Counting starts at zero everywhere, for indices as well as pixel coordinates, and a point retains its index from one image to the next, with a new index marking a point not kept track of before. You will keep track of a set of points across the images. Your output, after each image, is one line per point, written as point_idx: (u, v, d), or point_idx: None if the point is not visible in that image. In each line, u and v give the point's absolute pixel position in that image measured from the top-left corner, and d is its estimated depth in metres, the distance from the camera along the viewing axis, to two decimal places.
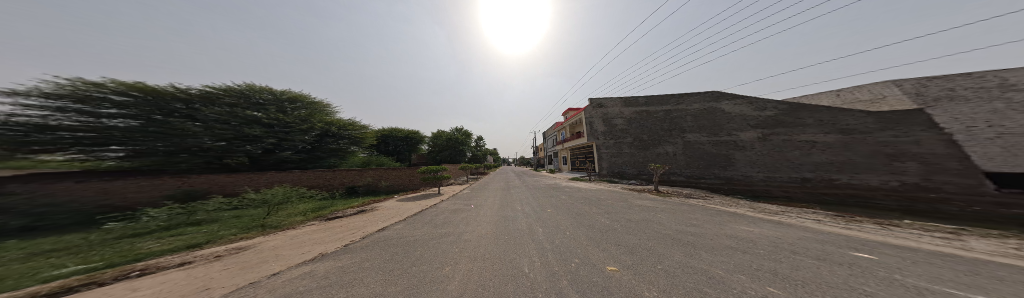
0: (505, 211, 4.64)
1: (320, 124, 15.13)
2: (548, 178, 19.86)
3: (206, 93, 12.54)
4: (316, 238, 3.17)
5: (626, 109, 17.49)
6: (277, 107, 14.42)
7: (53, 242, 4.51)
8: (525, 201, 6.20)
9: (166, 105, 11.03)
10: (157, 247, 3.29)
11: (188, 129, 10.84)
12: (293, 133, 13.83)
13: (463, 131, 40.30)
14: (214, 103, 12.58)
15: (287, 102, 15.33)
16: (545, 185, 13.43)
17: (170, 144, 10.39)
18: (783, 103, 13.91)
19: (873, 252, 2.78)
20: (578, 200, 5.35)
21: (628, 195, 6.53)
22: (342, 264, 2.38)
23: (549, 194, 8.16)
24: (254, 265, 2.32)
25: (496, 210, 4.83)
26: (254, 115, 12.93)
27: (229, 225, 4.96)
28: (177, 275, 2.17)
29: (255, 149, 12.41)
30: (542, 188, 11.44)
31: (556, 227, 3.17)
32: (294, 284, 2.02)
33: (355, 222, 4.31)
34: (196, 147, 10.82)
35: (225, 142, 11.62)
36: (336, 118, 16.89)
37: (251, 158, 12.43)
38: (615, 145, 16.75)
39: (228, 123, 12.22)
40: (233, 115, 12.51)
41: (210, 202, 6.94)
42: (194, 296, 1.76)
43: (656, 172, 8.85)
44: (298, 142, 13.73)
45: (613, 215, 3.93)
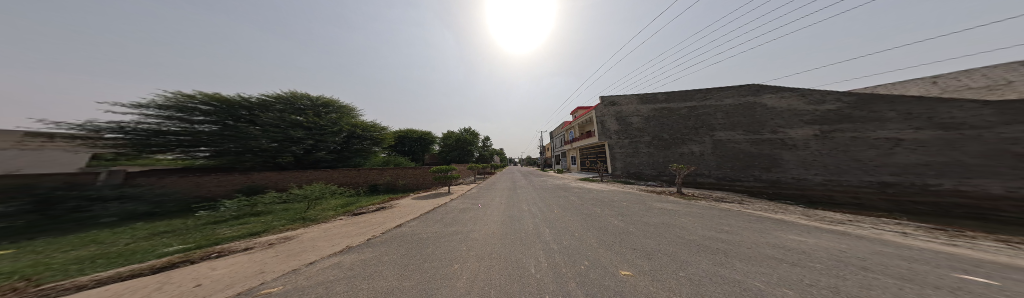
0: (513, 211, 4.63)
1: (348, 127, 16.32)
2: (558, 178, 19.40)
3: (263, 101, 14.43)
4: (345, 231, 3.53)
5: (644, 107, 16.47)
6: (314, 112, 16.04)
7: (162, 225, 5.73)
8: (534, 201, 6.14)
9: (235, 112, 13.15)
10: (229, 233, 3.97)
11: (251, 132, 12.69)
12: (327, 135, 15.15)
13: (471, 131, 41.55)
14: (268, 109, 14.31)
15: (321, 107, 16.93)
16: (553, 185, 13.09)
17: (239, 145, 12.37)
18: (848, 94, 11.41)
19: (992, 277, 2.18)
20: (589, 201, 5.14)
21: (645, 196, 6.13)
22: (365, 257, 2.60)
23: (558, 195, 7.98)
24: (296, 254, 2.67)
25: (505, 210, 4.91)
26: (297, 119, 14.50)
27: (278, 217, 5.74)
28: (241, 259, 2.59)
29: (299, 150, 13.89)
30: (549, 189, 11.21)
31: (566, 228, 3.09)
32: (326, 274, 2.29)
33: (376, 218, 4.73)
34: (257, 148, 12.56)
35: (277, 144, 13.16)
36: (361, 121, 18.12)
37: (296, 157, 14.01)
38: (630, 145, 15.93)
39: (279, 127, 13.86)
40: (282, 119, 14.12)
41: (266, 196, 8.09)
42: (253, 278, 2.11)
43: (679, 173, 8.12)
44: (330, 143, 15.04)
45: (629, 217, 3.72)
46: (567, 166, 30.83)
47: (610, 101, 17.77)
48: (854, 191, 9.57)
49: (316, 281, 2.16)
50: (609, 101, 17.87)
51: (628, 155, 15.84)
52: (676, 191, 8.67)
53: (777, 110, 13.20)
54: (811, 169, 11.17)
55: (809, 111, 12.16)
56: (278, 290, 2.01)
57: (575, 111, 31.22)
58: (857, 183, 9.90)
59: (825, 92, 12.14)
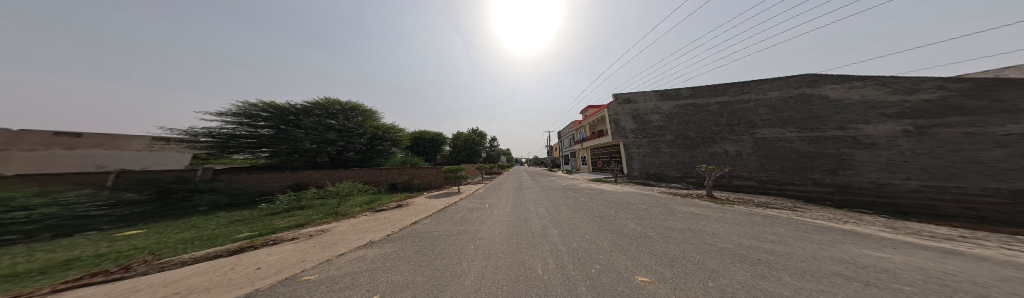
0: (520, 211, 4.61)
1: (371, 129, 17.55)
2: (568, 179, 18.73)
3: (305, 107, 16.36)
4: (368, 227, 3.89)
5: (664, 103, 15.20)
6: (343, 115, 17.57)
7: (235, 215, 6.95)
8: (542, 202, 6.08)
9: (285, 117, 15.36)
10: (279, 224, 4.64)
11: (296, 135, 14.64)
12: (354, 137, 16.49)
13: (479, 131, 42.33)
14: (309, 114, 16.30)
15: (350, 111, 18.38)
16: (563, 186, 12.68)
17: (289, 147, 14.45)
18: (957, 80, 8.52)
19: None
20: (601, 203, 4.89)
21: (665, 199, 5.61)
22: (384, 252, 2.83)
23: (566, 196, 7.70)
24: (331, 245, 3.04)
25: (514, 209, 4.97)
26: (330, 122, 15.97)
27: (316, 211, 6.52)
28: (286, 247, 3.01)
29: (333, 150, 15.46)
30: (556, 189, 10.87)
31: (576, 231, 2.98)
32: (353, 265, 2.56)
33: (394, 215, 5.08)
34: (302, 149, 14.52)
35: (317, 145, 14.92)
36: (383, 123, 19.36)
37: (331, 157, 15.68)
38: (649, 144, 14.89)
39: (318, 129, 15.55)
40: (320, 123, 15.76)
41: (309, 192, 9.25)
42: (296, 266, 2.48)
43: (709, 175, 7.32)
44: (357, 144, 16.45)
45: (648, 220, 3.46)
46: (577, 166, 29.71)
47: (625, 99, 16.81)
48: (972, 202, 6.78)
49: (344, 272, 2.43)
50: (623, 98, 16.97)
51: (648, 155, 14.78)
52: (705, 195, 7.74)
53: (844, 102, 10.51)
54: (897, 172, 8.46)
55: (893, 102, 9.36)
56: (314, 278, 2.32)
57: (585, 110, 30.06)
58: (977, 192, 7.08)
59: (918, 79, 9.27)
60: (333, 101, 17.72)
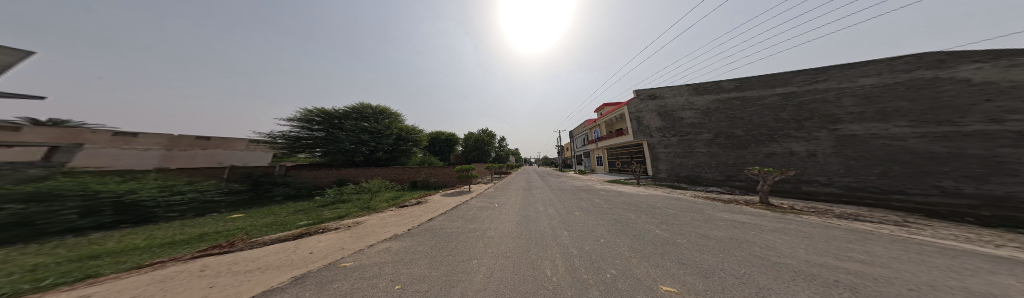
0: (528, 211, 4.57)
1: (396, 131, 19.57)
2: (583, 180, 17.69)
3: (346, 111, 19.03)
4: (394, 221, 4.35)
5: (699, 97, 13.36)
6: (375, 119, 19.94)
7: (295, 206, 8.40)
8: (552, 202, 5.91)
9: (332, 121, 18.04)
10: (326, 215, 5.49)
11: (339, 137, 17.07)
12: (382, 138, 18.56)
13: (489, 131, 43.11)
14: (348, 118, 18.85)
15: (380, 114, 20.77)
16: (576, 187, 12.09)
17: (333, 148, 16.82)
18: None
19: None
20: (619, 205, 4.52)
21: (700, 203, 4.86)
22: (405, 245, 3.13)
23: (577, 197, 7.32)
24: (364, 236, 3.49)
25: (524, 208, 4.93)
26: (364, 125, 18.27)
27: (354, 205, 7.49)
28: (329, 235, 3.56)
29: (366, 150, 17.54)
30: (566, 189, 10.44)
31: (587, 235, 2.83)
32: (380, 256, 2.90)
33: (414, 211, 5.53)
34: (343, 150, 16.78)
35: (354, 145, 17.15)
36: (406, 125, 21.42)
37: (365, 157, 17.68)
38: (681, 143, 13.25)
39: (355, 131, 17.89)
40: (357, 126, 18.12)
41: (347, 188, 10.57)
42: (339, 253, 2.93)
43: (766, 179, 6.05)
44: (385, 144, 18.45)
45: (677, 227, 3.04)
46: (591, 166, 28.10)
47: (649, 95, 15.39)
48: None
49: (373, 261, 2.78)
50: (646, 93, 15.61)
51: (677, 155, 13.22)
52: (759, 201, 6.43)
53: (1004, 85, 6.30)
54: None
55: None
56: (350, 265, 2.72)
57: (601, 108, 28.33)
58: None
59: None
60: (365, 106, 19.98)
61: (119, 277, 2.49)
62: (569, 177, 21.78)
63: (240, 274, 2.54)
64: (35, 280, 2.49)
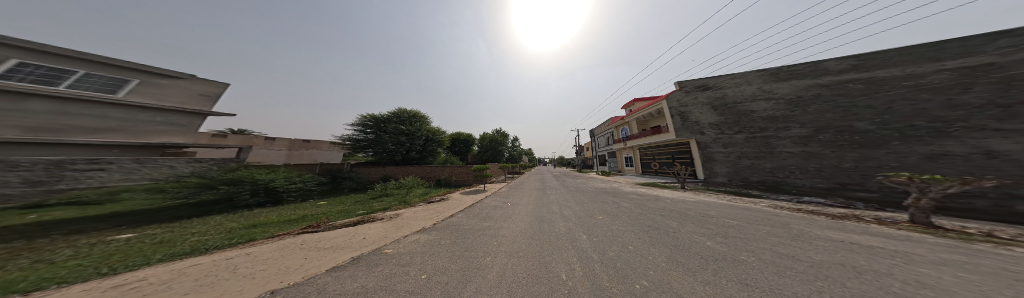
0: (542, 211, 4.50)
1: (427, 133, 19.92)
2: (607, 181, 15.70)
3: (385, 115, 20.01)
4: (423, 215, 4.92)
5: (784, 84, 9.60)
6: (408, 121, 20.48)
7: (354, 197, 10.34)
8: (567, 204, 5.55)
9: (375, 125, 19.27)
10: (376, 207, 6.65)
11: (382, 140, 18.47)
12: (414, 140, 19.24)
13: (501, 131, 43.44)
14: (388, 121, 19.86)
15: (413, 117, 21.19)
16: (595, 189, 10.93)
17: (378, 150, 18.46)
18: None
19: None
20: (653, 211, 3.87)
21: (782, 216, 3.59)
22: (432, 238, 3.48)
23: (595, 200, 6.62)
24: (401, 227, 4.08)
25: (540, 209, 4.80)
26: (400, 128, 19.07)
27: (395, 199, 8.78)
28: (376, 225, 4.29)
29: (403, 152, 18.70)
30: (584, 192, 9.57)
31: (613, 241, 2.64)
32: (411, 246, 3.31)
33: (439, 207, 6.07)
34: (386, 152, 18.28)
35: (393, 148, 18.39)
36: (435, 127, 21.58)
37: (402, 158, 19.03)
38: (758, 141, 9.78)
39: (393, 134, 18.96)
40: (394, 129, 19.05)
41: (387, 184, 11.66)
42: (384, 241, 3.53)
43: (922, 198, 3.94)
44: (417, 146, 19.19)
45: (741, 243, 2.36)
46: (618, 166, 25.09)
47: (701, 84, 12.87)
48: None
49: (407, 250, 3.20)
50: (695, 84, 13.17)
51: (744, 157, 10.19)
52: (907, 221, 4.20)
53: None
54: None
55: None
56: (390, 252, 3.20)
57: (632, 103, 25.11)
58: None
59: None
60: (403, 110, 20.62)
61: (257, 244, 3.63)
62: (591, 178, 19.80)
63: (321, 251, 3.35)
64: (228, 240, 3.95)
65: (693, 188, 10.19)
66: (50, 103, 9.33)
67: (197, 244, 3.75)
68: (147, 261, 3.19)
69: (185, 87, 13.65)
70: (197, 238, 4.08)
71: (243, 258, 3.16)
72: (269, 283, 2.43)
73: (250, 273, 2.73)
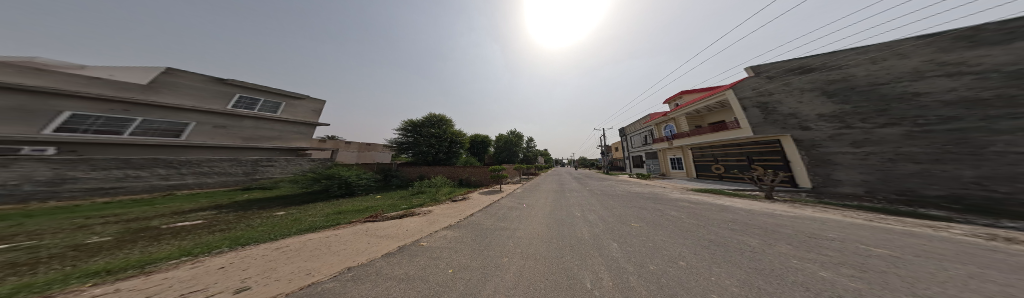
0: (562, 213, 4.83)
1: (451, 136, 21.75)
2: (645, 187, 12.93)
3: (418, 120, 22.48)
4: (451, 212, 5.46)
5: (996, 49, 5.60)
6: (435, 124, 22.44)
7: (400, 192, 12.15)
8: (582, 212, 5.05)
9: (412, 130, 21.83)
10: (414, 202, 7.79)
11: (417, 142, 20.71)
12: (442, 141, 21.11)
13: (516, 133, 43.46)
14: (420, 125, 22.21)
15: (440, 120, 23.10)
16: (622, 195, 9.33)
17: (415, 151, 20.79)
18: None
19: None
20: (714, 230, 3.07)
21: (1007, 254, 2.00)
22: (458, 233, 3.78)
23: (620, 208, 5.64)
24: (434, 221, 4.65)
25: (561, 215, 4.55)
26: (430, 131, 21.14)
27: (429, 195, 10.03)
28: (414, 219, 5.03)
29: (433, 153, 20.62)
30: (609, 198, 8.29)
31: (654, 255, 2.26)
32: (441, 239, 3.71)
33: (460, 206, 6.52)
34: (421, 153, 20.45)
35: (426, 149, 20.42)
36: (457, 130, 23.34)
37: (433, 158, 20.96)
38: (936, 136, 5.93)
39: (425, 136, 21.02)
40: (426, 132, 21.20)
41: (423, 182, 13.05)
42: (422, 233, 4.11)
43: None
44: (444, 147, 21.04)
45: (898, 278, 1.46)
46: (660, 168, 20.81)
47: (798, 66, 9.47)
48: None
49: (438, 244, 3.55)
50: (786, 68, 9.83)
51: (897, 160, 6.38)
52: None
53: None
54: None
55: None
56: (425, 244, 3.64)
57: (676, 97, 20.72)
58: None
59: None
60: (432, 114, 22.68)
61: (337, 229, 4.80)
62: (623, 182, 16.90)
63: (376, 238, 4.12)
64: (328, 222, 5.46)
65: (785, 198, 7.13)
66: (252, 121, 16.45)
67: (308, 224, 5.31)
68: (287, 233, 4.76)
69: (303, 104, 19.87)
70: (310, 219, 5.81)
71: (335, 237, 4.28)
72: (346, 262, 3.15)
73: (339, 250, 3.68)
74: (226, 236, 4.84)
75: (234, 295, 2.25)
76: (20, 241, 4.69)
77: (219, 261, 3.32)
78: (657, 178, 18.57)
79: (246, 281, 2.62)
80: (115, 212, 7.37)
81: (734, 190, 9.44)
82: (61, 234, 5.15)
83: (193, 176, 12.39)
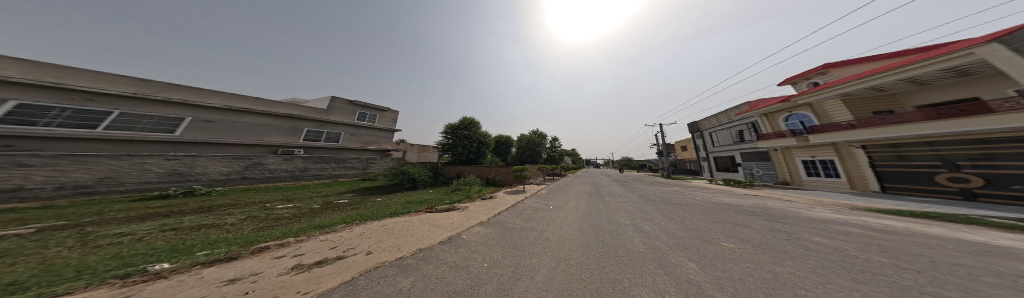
0: (599, 225, 4.08)
1: (479, 137, 23.90)
2: (744, 197, 8.69)
3: (457, 123, 24.87)
4: (485, 210, 5.91)
5: None
6: (467, 126, 24.42)
7: (441, 189, 13.89)
8: (625, 225, 4.07)
9: (451, 132, 24.23)
10: (451, 198, 8.92)
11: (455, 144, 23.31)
12: (472, 142, 23.59)
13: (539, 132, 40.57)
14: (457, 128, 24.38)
15: (470, 122, 24.83)
16: (686, 205, 6.95)
17: (454, 152, 23.52)
18: None
19: None
20: (944, 281, 1.54)
21: None
22: (490, 231, 4.01)
23: (686, 226, 4.11)
24: (472, 217, 5.17)
25: (602, 228, 3.88)
26: (465, 133, 23.58)
27: (464, 192, 11.20)
28: (455, 213, 5.80)
29: (466, 153, 23.15)
30: (663, 209, 6.39)
31: (771, 290, 1.40)
32: (478, 233, 4.06)
33: (489, 204, 6.91)
34: (459, 154, 23.11)
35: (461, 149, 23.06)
36: (484, 132, 24.94)
37: (467, 159, 23.51)
38: None
39: (460, 138, 23.43)
40: (461, 134, 23.59)
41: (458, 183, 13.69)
42: (465, 224, 4.70)
43: None
44: (473, 147, 23.34)
45: None
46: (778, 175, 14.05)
47: None
48: None
49: (475, 239, 3.82)
50: None
51: None
52: None
53: None
54: None
55: None
56: (465, 237, 4.01)
57: (817, 70, 12.88)
58: None
59: None
60: (465, 118, 24.77)
61: (409, 216, 6.17)
62: (705, 190, 12.02)
63: (434, 227, 4.92)
64: (403, 209, 7.25)
65: None
66: None
67: (393, 210, 7.20)
68: (385, 214, 6.64)
69: None
70: (392, 206, 7.96)
71: (408, 221, 5.67)
72: (416, 243, 3.96)
73: (410, 231, 4.83)
74: (357, 213, 7.34)
75: (365, 255, 3.40)
76: (297, 202, 9.42)
77: (360, 229, 5.14)
78: (770, 188, 12.23)
79: (365, 246, 3.89)
80: (312, 191, 12.83)
81: (1009, 219, 4.59)
82: (304, 201, 9.90)
83: (345, 169, 18.46)
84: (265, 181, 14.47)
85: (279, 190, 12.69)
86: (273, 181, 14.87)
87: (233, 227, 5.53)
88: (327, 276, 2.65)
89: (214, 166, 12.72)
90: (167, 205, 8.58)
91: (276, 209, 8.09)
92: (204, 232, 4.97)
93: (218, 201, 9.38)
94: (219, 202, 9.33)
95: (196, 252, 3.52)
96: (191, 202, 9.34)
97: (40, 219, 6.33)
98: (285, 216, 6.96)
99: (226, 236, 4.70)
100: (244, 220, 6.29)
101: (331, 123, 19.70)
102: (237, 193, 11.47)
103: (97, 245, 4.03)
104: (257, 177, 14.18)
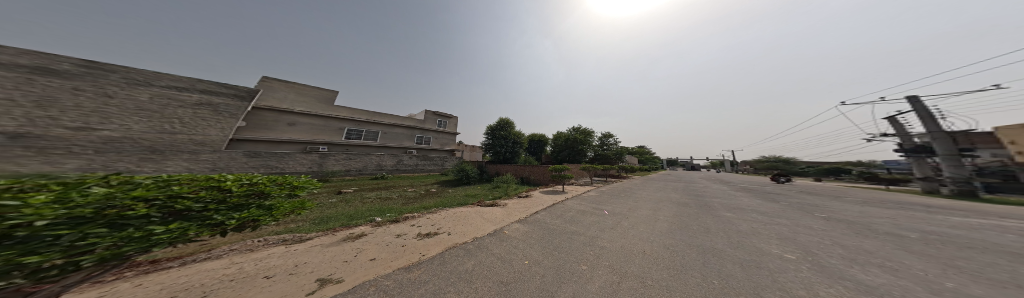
0: (695, 252, 2.67)
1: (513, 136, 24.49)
2: None
3: (496, 124, 26.28)
4: (524, 208, 5.67)
5: None
6: (501, 127, 25.50)
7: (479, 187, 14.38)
8: (789, 267, 2.25)
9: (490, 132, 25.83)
10: (491, 194, 9.30)
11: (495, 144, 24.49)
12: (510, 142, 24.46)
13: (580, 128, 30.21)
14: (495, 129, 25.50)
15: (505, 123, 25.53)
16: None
17: (494, 153, 24.74)
18: None
19: None
20: None
21: None
22: (529, 231, 3.67)
23: None
24: (514, 214, 5.12)
25: (729, 265, 2.24)
26: (502, 133, 24.85)
27: (503, 190, 11.43)
28: (500, 209, 5.97)
29: (502, 153, 24.18)
30: (941, 259, 2.75)
31: None
32: (518, 228, 3.91)
33: (527, 202, 6.54)
34: (498, 153, 24.36)
35: (498, 146, 24.45)
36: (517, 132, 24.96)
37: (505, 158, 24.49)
38: None
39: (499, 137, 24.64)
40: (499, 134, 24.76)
41: (495, 181, 13.89)
42: (510, 218, 4.73)
43: None
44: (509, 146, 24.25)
45: None
46: None
47: None
48: None
49: (516, 234, 3.62)
50: None
51: None
52: None
53: None
54: None
55: None
56: (504, 231, 3.86)
57: None
58: None
59: None
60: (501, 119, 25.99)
61: (466, 207, 7.03)
62: None
63: (484, 219, 5.11)
64: (464, 201, 8.36)
65: None
66: None
67: (458, 200, 8.60)
68: (454, 204, 7.94)
69: None
70: (455, 198, 9.49)
71: (467, 211, 6.56)
72: (473, 231, 4.24)
73: (466, 218, 5.56)
74: (440, 200, 9.41)
75: (448, 235, 4.07)
76: (413, 187, 14.03)
77: (443, 213, 6.44)
78: None
79: (437, 227, 4.81)
80: (419, 181, 17.96)
81: None
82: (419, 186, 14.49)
83: (437, 165, 23.86)
84: (402, 172, 21.38)
85: (408, 179, 19.24)
86: (407, 171, 21.73)
87: (390, 200, 8.93)
88: (429, 245, 3.51)
89: (386, 160, 20.54)
90: (368, 183, 15.56)
91: (406, 190, 12.46)
92: (384, 202, 8.40)
93: (385, 183, 15.80)
94: (384, 183, 15.73)
95: (382, 214, 6.23)
96: (377, 182, 16.48)
97: (349, 184, 14.05)
98: (410, 196, 10.47)
99: (391, 205, 7.77)
100: (393, 196, 9.85)
101: (430, 130, 25.56)
102: (393, 179, 18.81)
103: (363, 201, 8.50)
104: (405, 168, 21.44)
